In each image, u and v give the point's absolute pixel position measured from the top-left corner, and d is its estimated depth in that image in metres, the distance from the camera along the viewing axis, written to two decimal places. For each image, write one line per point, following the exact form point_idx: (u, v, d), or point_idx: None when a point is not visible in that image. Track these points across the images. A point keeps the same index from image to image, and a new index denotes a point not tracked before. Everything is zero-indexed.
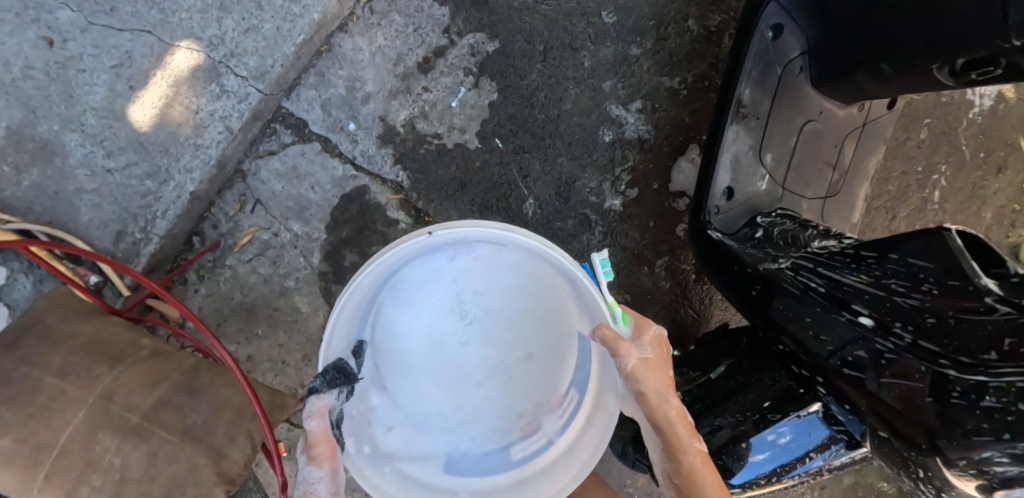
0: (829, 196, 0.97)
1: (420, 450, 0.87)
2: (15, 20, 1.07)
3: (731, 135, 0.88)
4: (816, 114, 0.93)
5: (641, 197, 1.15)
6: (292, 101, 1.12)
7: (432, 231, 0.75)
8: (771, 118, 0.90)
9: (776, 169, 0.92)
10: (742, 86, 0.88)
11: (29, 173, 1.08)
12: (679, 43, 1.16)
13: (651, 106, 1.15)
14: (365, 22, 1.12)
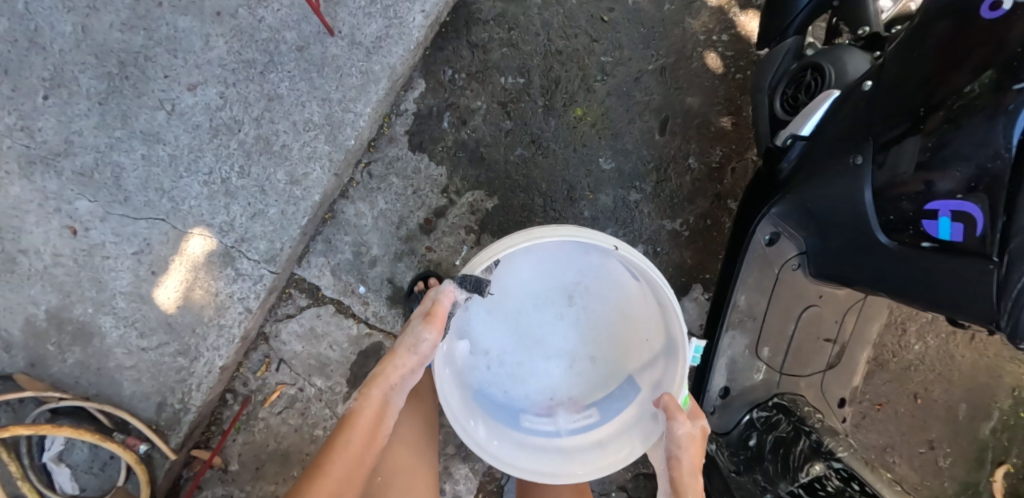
0: (829, 368, 0.98)
1: (467, 366, 0.96)
2: (41, 211, 1.14)
3: (726, 339, 0.90)
4: (816, 298, 0.92)
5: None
6: (305, 269, 1.17)
7: (617, 249, 0.79)
8: (767, 317, 0.91)
9: (773, 359, 0.93)
10: (737, 293, 0.89)
11: (72, 351, 1.17)
12: (680, 184, 1.14)
13: (653, 250, 1.15)
14: (365, 187, 1.15)
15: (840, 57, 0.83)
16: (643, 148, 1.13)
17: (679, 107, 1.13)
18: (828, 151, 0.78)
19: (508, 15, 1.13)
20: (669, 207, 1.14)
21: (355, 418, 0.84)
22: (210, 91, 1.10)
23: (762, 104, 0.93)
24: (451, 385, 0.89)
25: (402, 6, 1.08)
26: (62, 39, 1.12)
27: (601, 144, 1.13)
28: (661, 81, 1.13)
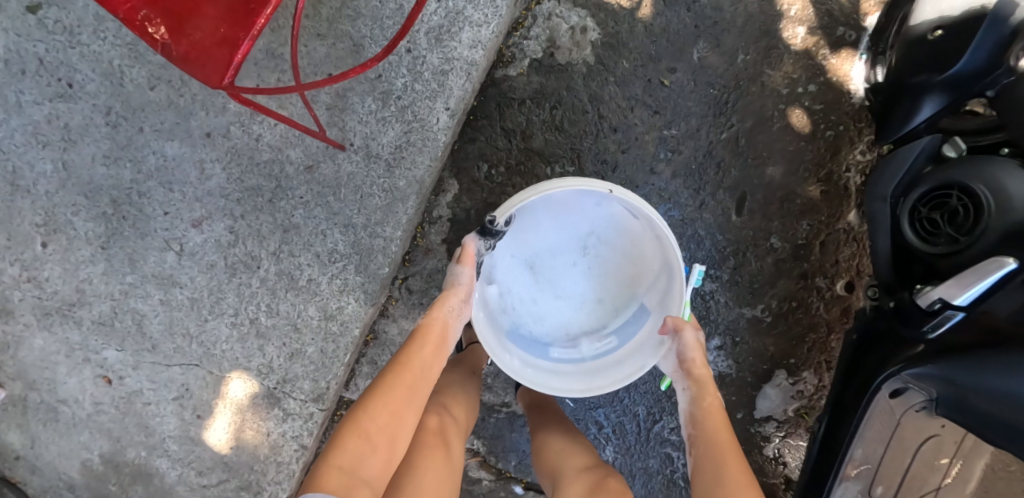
0: (949, 488, 0.85)
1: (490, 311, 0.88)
2: (69, 363, 1.05)
3: (842, 490, 0.87)
4: (938, 428, 0.81)
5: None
6: (352, 392, 1.08)
7: (614, 191, 0.75)
8: (884, 460, 0.84)
9: (886, 493, 0.85)
10: (853, 448, 0.84)
11: (133, 491, 1.11)
12: (760, 266, 1.04)
13: (732, 341, 1.06)
14: (406, 303, 1.03)
15: (999, 183, 0.69)
16: (714, 231, 1.02)
17: (759, 179, 1.02)
18: (982, 329, 0.69)
19: (545, 94, 0.97)
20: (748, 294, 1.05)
21: (417, 339, 0.77)
22: (219, 224, 0.97)
23: (883, 218, 0.81)
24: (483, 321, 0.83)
25: (420, 105, 0.91)
26: (43, 178, 0.98)
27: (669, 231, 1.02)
28: (733, 151, 1.01)
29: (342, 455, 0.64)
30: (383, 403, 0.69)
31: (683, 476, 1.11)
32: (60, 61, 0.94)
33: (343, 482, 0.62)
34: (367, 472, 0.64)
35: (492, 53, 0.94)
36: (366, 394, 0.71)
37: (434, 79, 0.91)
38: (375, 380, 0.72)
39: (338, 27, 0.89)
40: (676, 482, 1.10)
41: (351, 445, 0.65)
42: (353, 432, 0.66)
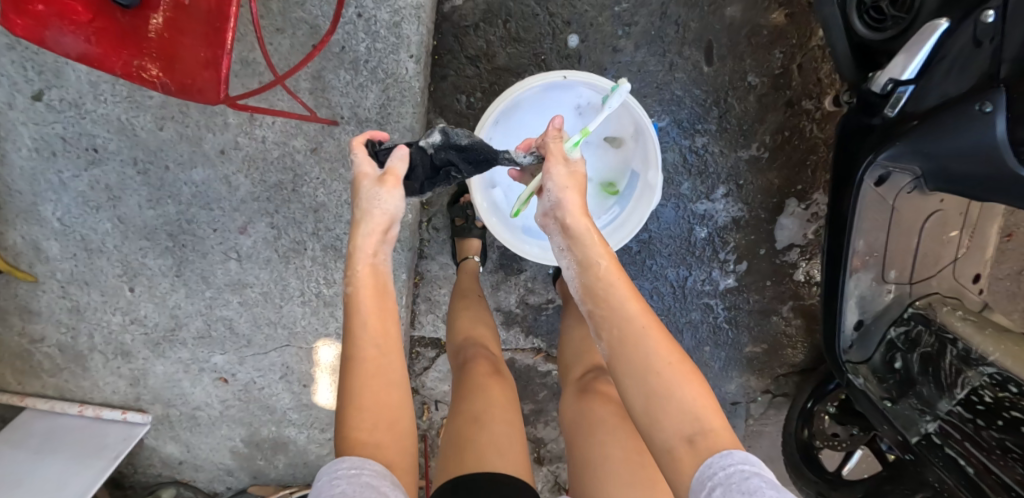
0: (959, 257, 0.97)
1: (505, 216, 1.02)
2: (190, 375, 1.24)
3: (851, 285, 0.94)
4: (939, 204, 0.91)
5: (752, 265, 1.20)
6: (420, 329, 1.23)
7: (565, 75, 0.87)
8: (891, 245, 0.92)
9: (902, 276, 0.96)
10: (854, 241, 0.91)
11: (279, 458, 1.32)
12: (745, 107, 1.08)
13: (736, 185, 1.13)
14: (437, 241, 1.17)
15: None
16: (691, 87, 1.07)
17: (721, 24, 1.05)
18: (937, 86, 0.76)
19: (495, 12, 1.02)
20: (741, 138, 1.10)
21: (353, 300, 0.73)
22: (260, 225, 1.10)
23: (833, 20, 0.85)
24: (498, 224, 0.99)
25: (387, 62, 0.99)
26: (109, 236, 1.13)
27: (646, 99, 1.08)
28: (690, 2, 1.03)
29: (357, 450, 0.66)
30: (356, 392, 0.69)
31: (724, 318, 1.24)
32: (79, 132, 1.06)
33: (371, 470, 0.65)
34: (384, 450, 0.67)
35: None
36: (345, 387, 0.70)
37: (392, 35, 0.98)
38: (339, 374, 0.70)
39: (292, 15, 0.96)
40: (720, 324, 1.24)
41: (359, 438, 0.67)
42: (354, 427, 0.67)
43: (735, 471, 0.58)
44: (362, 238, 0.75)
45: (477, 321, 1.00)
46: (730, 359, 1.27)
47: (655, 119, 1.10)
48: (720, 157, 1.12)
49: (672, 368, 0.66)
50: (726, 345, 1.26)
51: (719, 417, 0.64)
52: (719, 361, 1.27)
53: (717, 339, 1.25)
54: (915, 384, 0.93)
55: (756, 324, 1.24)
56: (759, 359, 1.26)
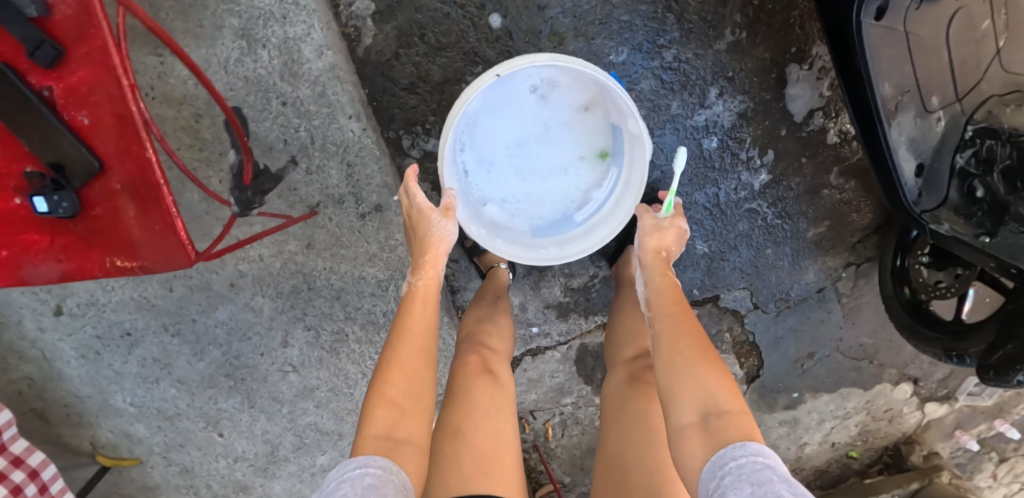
0: (1005, 45, 0.83)
1: (507, 229, 1.00)
2: (307, 483, 1.29)
3: (890, 130, 0.88)
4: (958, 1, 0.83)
5: (779, 151, 1.12)
6: None
7: (499, 72, 0.78)
8: (919, 69, 0.88)
9: (944, 93, 0.88)
10: (879, 88, 0.85)
11: None
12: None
13: (727, 80, 1.05)
14: (462, 271, 1.14)
15: None
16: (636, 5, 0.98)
17: None
18: None
19: (408, 31, 0.95)
20: (710, 32, 1.01)
21: (410, 300, 0.78)
22: (298, 333, 1.12)
23: None
24: (506, 243, 0.97)
25: (331, 132, 0.95)
26: (179, 399, 1.18)
27: (596, 40, 0.99)
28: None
29: (374, 425, 0.67)
30: (392, 362, 0.71)
31: (772, 214, 1.19)
32: (108, 324, 1.11)
33: (390, 449, 0.66)
34: (407, 434, 0.68)
35: (341, 42, 0.94)
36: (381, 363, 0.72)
37: (324, 106, 0.93)
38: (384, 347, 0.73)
39: (226, 132, 0.94)
40: (771, 222, 1.20)
41: (383, 410, 0.68)
42: (389, 402, 0.69)
43: (748, 462, 0.62)
44: (422, 230, 0.83)
45: (482, 320, 0.93)
46: (795, 249, 1.23)
47: (613, 55, 1.01)
48: (697, 60, 1.03)
49: (695, 354, 0.74)
50: (786, 240, 1.22)
51: (737, 401, 0.70)
52: (784, 254, 1.24)
53: (773, 235, 1.21)
54: (1011, 204, 0.84)
55: (808, 205, 1.18)
56: (824, 238, 1.22)
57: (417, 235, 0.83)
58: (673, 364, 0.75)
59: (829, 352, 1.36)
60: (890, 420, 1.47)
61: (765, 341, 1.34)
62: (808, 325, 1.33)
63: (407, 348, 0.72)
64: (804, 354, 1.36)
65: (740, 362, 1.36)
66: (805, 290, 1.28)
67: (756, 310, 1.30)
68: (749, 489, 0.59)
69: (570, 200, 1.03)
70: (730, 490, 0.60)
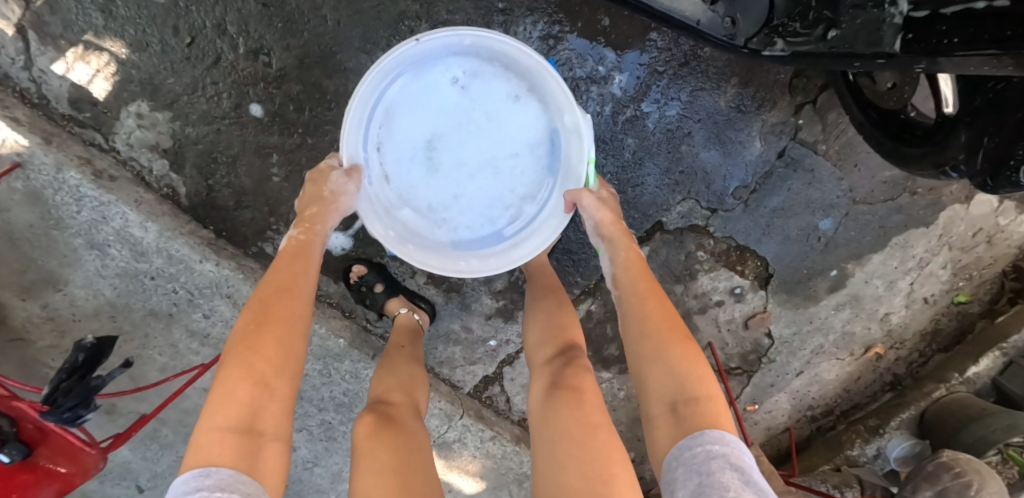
0: None
1: (423, 243, 0.95)
2: None
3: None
4: None
5: (616, 41, 1.02)
6: (466, 382, 1.23)
7: (418, 39, 0.81)
8: None
9: None
10: None
11: None
12: None
13: (504, 13, 0.98)
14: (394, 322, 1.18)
15: None
16: (363, 12, 0.95)
17: None
18: None
19: (203, 163, 1.02)
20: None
21: (286, 270, 0.75)
22: (296, 437, 1.20)
23: None
24: (416, 252, 0.93)
25: (197, 278, 1.04)
26: None
27: (351, 64, 0.98)
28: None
29: (222, 415, 0.64)
30: (255, 329, 0.68)
31: (657, 107, 1.06)
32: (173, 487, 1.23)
33: (244, 439, 0.63)
34: (267, 420, 0.65)
35: (162, 204, 1.02)
36: (243, 337, 0.68)
37: (177, 263, 1.03)
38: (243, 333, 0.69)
39: (128, 320, 1.07)
40: (663, 118, 1.07)
41: (229, 391, 0.65)
42: (242, 377, 0.65)
43: (704, 450, 0.64)
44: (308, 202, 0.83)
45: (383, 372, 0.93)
46: (709, 135, 1.09)
47: (373, 67, 0.99)
48: (453, 15, 0.98)
49: (675, 352, 0.72)
50: (697, 126, 1.08)
51: (704, 385, 0.70)
52: (699, 142, 1.09)
53: (684, 132, 1.08)
54: None
55: (704, 82, 1.05)
56: (743, 100, 1.07)
57: (313, 188, 0.84)
58: (645, 339, 0.75)
59: (842, 214, 1.16)
60: (962, 234, 1.20)
61: (750, 237, 1.17)
62: (799, 200, 1.15)
63: (274, 318, 0.70)
64: (807, 225, 1.17)
65: (741, 272, 1.20)
66: (758, 165, 1.12)
67: (716, 213, 1.15)
68: (701, 479, 0.61)
69: (505, 206, 0.97)
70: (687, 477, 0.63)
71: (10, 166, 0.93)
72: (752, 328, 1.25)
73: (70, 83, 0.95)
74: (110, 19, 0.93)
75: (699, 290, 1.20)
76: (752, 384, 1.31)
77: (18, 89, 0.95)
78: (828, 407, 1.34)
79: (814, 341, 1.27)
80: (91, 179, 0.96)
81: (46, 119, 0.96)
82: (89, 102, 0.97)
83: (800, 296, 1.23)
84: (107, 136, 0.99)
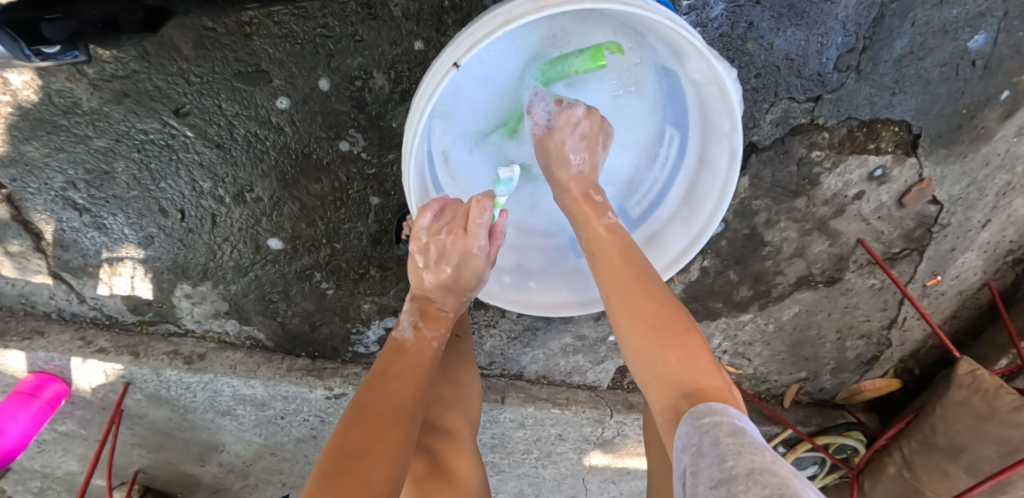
0: None
1: (546, 256, 0.91)
2: None
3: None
4: None
5: None
6: (603, 381, 1.15)
7: (458, 62, 0.60)
8: None
9: None
10: None
11: None
12: (340, 8, 0.80)
13: (451, 11, 0.82)
14: (507, 361, 1.11)
15: None
16: (312, 99, 0.86)
17: (241, 51, 0.81)
18: None
19: (264, 307, 1.00)
20: (374, 15, 0.81)
21: (397, 359, 0.74)
22: None
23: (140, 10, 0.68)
24: (544, 292, 0.86)
25: (316, 407, 1.06)
26: None
27: (332, 154, 0.90)
28: (199, 110, 0.84)
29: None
30: (391, 368, 0.73)
31: (691, 17, 0.81)
32: None
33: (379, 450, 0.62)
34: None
35: (253, 356, 1.03)
36: (382, 367, 0.73)
37: (293, 399, 1.04)
38: (365, 423, 0.64)
39: (284, 453, 1.14)
40: (705, 26, 0.82)
41: (347, 484, 0.57)
42: (362, 464, 0.60)
43: (703, 424, 0.57)
44: (441, 241, 0.76)
45: (437, 384, 0.88)
46: (777, 14, 0.82)
47: (353, 145, 0.89)
48: (401, 48, 0.84)
49: (665, 344, 0.66)
50: (760, 9, 0.81)
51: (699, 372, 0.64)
52: (767, 29, 0.83)
53: (743, 26, 0.83)
54: None
55: None
56: None
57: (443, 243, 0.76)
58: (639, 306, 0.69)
59: (999, 19, 0.83)
60: None
61: (877, 104, 0.89)
62: (932, 30, 0.83)
63: (393, 368, 0.72)
64: (949, 56, 0.85)
65: (876, 149, 0.92)
66: (859, 15, 0.82)
67: (820, 99, 0.88)
68: (695, 462, 0.53)
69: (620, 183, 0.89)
70: (687, 460, 0.55)
71: (124, 387, 1.00)
72: (910, 203, 0.99)
73: (120, 296, 0.97)
74: (108, 231, 0.92)
75: (827, 194, 0.96)
76: (928, 258, 1.06)
77: (88, 319, 1.00)
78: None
79: (1004, 181, 0.97)
80: (185, 368, 0.99)
81: (123, 333, 1.00)
82: (145, 304, 0.98)
83: (965, 141, 0.94)
84: (178, 323, 1.01)
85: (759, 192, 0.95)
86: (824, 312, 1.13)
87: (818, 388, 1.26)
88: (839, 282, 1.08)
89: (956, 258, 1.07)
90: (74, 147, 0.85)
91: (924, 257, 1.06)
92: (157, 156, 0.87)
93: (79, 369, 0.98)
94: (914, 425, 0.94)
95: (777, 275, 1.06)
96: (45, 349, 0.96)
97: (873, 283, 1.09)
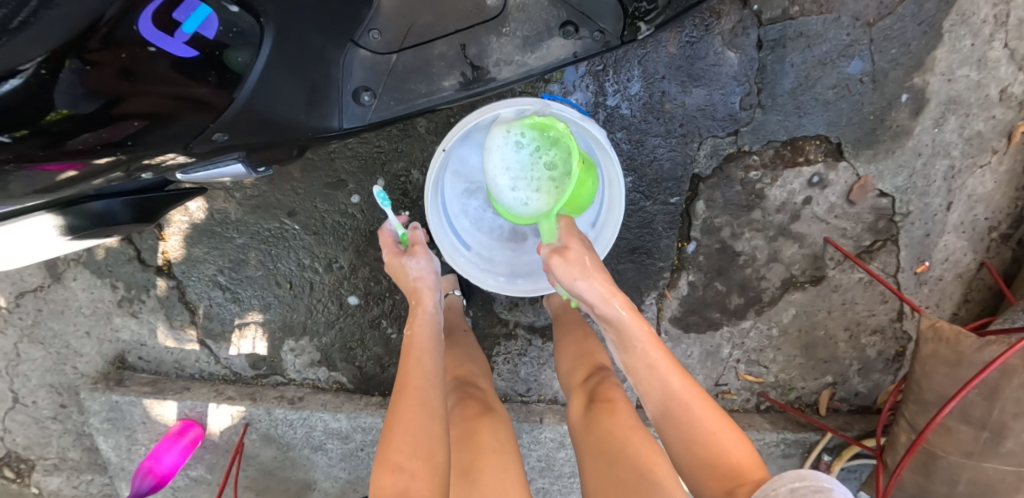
0: None
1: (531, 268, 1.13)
2: None
3: (499, 73, 0.93)
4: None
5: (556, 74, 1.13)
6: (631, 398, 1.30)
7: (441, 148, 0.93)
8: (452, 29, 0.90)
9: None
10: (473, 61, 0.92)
11: None
12: (385, 131, 1.19)
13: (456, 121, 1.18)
14: (543, 386, 1.30)
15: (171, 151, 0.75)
16: (375, 193, 1.22)
17: (323, 168, 1.21)
18: (279, 83, 0.77)
19: (346, 354, 1.29)
20: (410, 134, 1.19)
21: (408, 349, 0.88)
22: None
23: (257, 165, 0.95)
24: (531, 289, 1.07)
25: None
26: None
27: None
28: (303, 211, 1.23)
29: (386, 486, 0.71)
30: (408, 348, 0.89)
31: (622, 93, 1.13)
32: None
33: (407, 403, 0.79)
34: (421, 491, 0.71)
35: (339, 396, 1.29)
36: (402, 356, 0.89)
37: (370, 430, 1.27)
38: (390, 404, 0.82)
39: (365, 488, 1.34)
40: (633, 98, 1.14)
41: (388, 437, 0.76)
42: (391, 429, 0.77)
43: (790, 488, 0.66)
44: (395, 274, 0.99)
45: (462, 362, 1.07)
46: (682, 81, 1.12)
47: (398, 221, 1.23)
48: (428, 151, 1.20)
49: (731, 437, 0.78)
50: (669, 80, 1.13)
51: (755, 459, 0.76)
52: (677, 92, 1.13)
53: (659, 94, 1.13)
54: None
55: (644, 48, 1.11)
56: (689, 34, 1.10)
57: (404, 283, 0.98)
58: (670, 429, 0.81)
59: (865, 48, 1.10)
60: None
61: (790, 127, 1.13)
62: (811, 66, 1.11)
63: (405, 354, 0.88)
64: (836, 80, 1.11)
65: (806, 161, 1.15)
66: (746, 69, 1.11)
67: (741, 132, 1.14)
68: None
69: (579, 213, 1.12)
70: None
71: (244, 426, 1.29)
72: (858, 201, 1.17)
73: (245, 354, 1.30)
74: (241, 303, 1.28)
75: (776, 203, 1.17)
76: (905, 247, 1.19)
77: (220, 377, 1.32)
78: (1016, 215, 1.16)
79: (939, 167, 1.14)
80: (290, 407, 1.27)
81: (245, 385, 1.31)
82: (261, 360, 1.30)
83: (887, 140, 1.13)
84: (283, 373, 1.31)
85: (719, 210, 1.18)
86: (822, 313, 1.25)
87: (852, 394, 1.29)
88: (824, 280, 1.22)
89: (928, 247, 1.19)
90: (221, 247, 1.25)
91: (896, 250, 1.19)
92: (275, 244, 1.24)
93: (213, 414, 1.29)
94: (907, 390, 1.03)
95: (761, 280, 1.22)
96: (191, 398, 1.29)
97: (856, 281, 1.22)
